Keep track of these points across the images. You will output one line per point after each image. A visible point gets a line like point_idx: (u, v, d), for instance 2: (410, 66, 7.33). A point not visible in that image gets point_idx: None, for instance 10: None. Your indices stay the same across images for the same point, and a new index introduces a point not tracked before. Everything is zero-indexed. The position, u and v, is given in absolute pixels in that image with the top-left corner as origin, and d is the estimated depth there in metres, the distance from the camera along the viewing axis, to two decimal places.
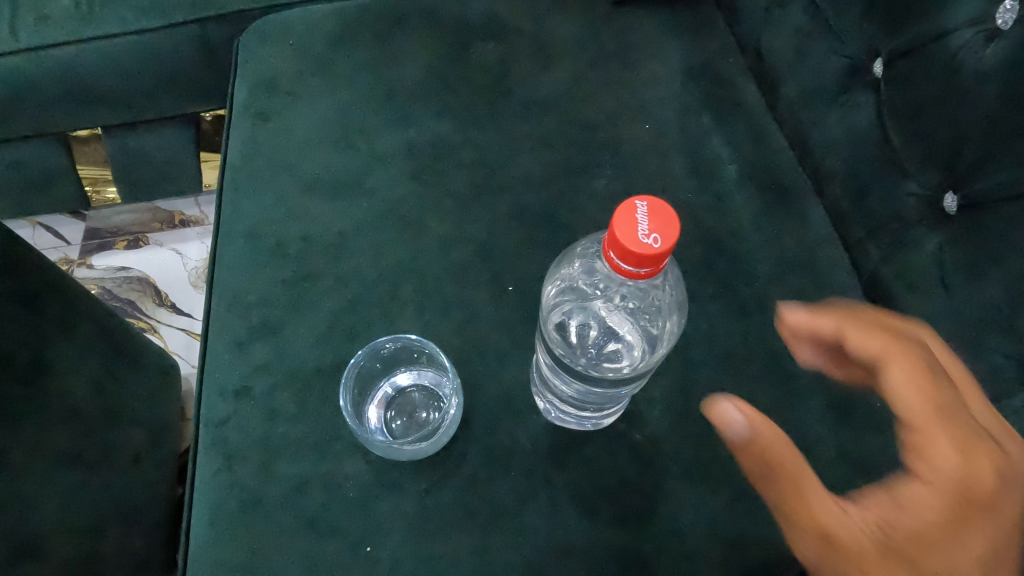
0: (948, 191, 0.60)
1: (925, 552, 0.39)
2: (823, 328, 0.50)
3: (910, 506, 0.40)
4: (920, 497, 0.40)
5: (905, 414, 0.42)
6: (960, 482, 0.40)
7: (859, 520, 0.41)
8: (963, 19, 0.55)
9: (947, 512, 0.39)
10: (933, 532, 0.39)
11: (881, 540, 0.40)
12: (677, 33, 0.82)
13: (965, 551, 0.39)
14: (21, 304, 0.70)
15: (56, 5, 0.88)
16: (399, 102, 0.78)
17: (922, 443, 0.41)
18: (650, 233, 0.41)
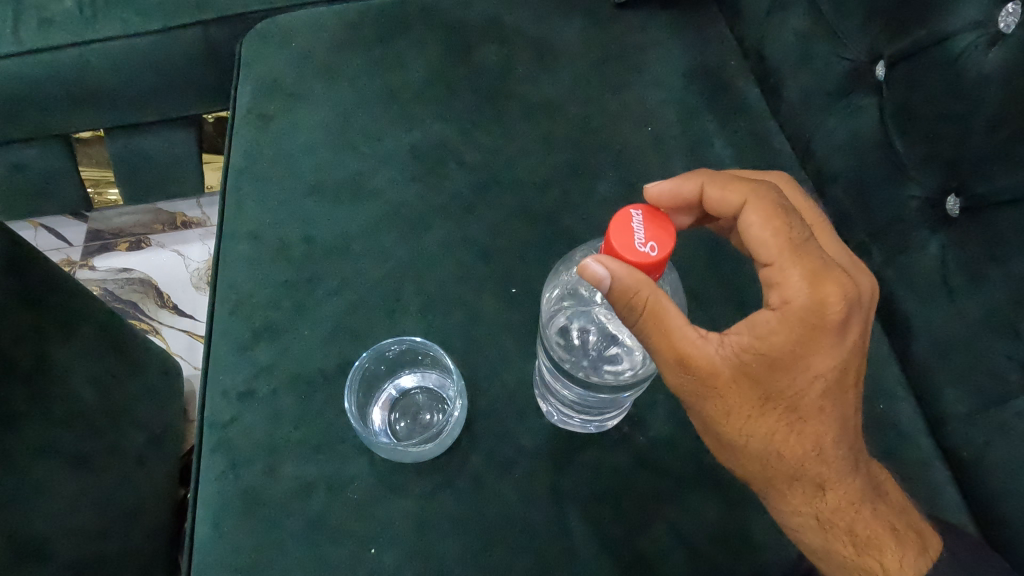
0: (950, 194, 0.60)
1: (786, 401, 0.45)
2: (689, 190, 0.50)
3: (784, 369, 0.43)
4: (793, 362, 0.43)
5: (788, 294, 0.42)
6: (828, 348, 0.43)
7: (731, 376, 0.44)
8: (965, 23, 0.55)
9: (813, 374, 0.43)
10: (801, 390, 0.44)
11: (749, 388, 0.44)
12: (679, 35, 0.82)
13: (819, 398, 0.44)
14: (25, 306, 0.71)
15: (59, 7, 0.88)
16: (402, 104, 0.78)
17: (800, 316, 0.42)
18: (647, 240, 0.43)
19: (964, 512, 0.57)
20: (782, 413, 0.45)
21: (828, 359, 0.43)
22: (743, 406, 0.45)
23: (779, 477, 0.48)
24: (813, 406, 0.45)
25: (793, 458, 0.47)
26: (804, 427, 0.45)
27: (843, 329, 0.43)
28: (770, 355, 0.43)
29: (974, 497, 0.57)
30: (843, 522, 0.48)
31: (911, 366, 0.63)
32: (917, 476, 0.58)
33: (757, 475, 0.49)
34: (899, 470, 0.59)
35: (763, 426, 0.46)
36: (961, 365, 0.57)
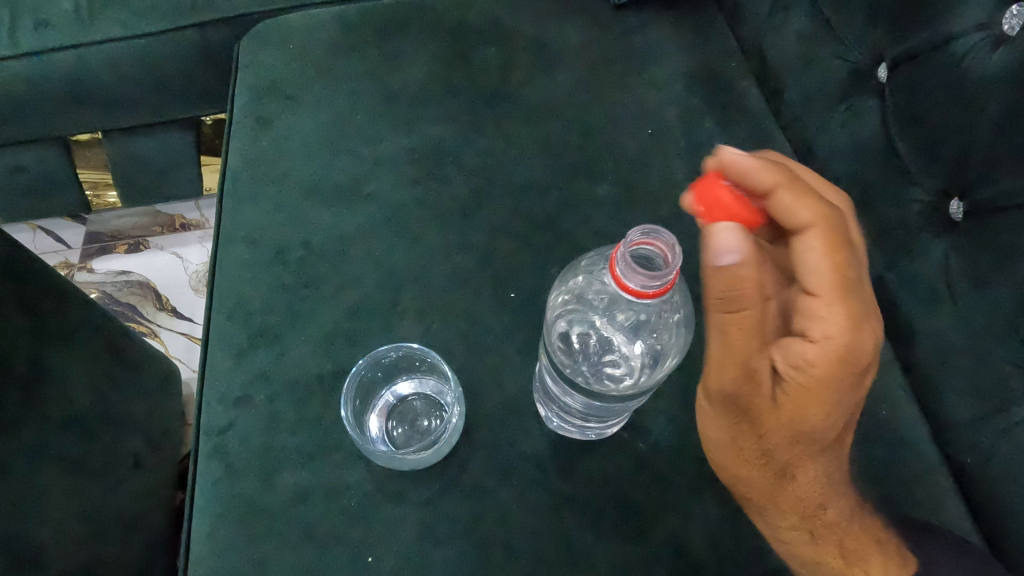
0: (954, 198, 0.59)
1: (810, 432, 0.43)
2: (766, 187, 0.42)
3: (819, 403, 0.41)
4: (830, 397, 0.41)
5: (836, 328, 0.40)
6: (858, 382, 0.42)
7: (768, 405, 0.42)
8: (968, 25, 0.54)
9: (841, 405, 0.42)
10: (826, 421, 0.42)
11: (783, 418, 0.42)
12: (680, 37, 0.81)
13: (837, 427, 0.44)
14: (21, 310, 0.70)
15: (55, 9, 0.87)
16: (401, 107, 0.78)
17: (841, 352, 0.40)
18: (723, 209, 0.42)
19: (968, 521, 0.56)
20: (803, 441, 0.44)
21: (852, 391, 0.42)
22: (772, 435, 0.43)
23: (781, 498, 0.47)
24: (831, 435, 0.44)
25: (797, 479, 0.46)
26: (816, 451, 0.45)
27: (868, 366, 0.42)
28: (807, 387, 0.41)
29: (978, 505, 0.56)
30: (838, 541, 0.48)
31: (914, 371, 0.62)
32: (919, 482, 0.58)
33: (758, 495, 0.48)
34: (901, 477, 0.58)
35: (783, 452, 0.44)
36: (965, 371, 0.57)
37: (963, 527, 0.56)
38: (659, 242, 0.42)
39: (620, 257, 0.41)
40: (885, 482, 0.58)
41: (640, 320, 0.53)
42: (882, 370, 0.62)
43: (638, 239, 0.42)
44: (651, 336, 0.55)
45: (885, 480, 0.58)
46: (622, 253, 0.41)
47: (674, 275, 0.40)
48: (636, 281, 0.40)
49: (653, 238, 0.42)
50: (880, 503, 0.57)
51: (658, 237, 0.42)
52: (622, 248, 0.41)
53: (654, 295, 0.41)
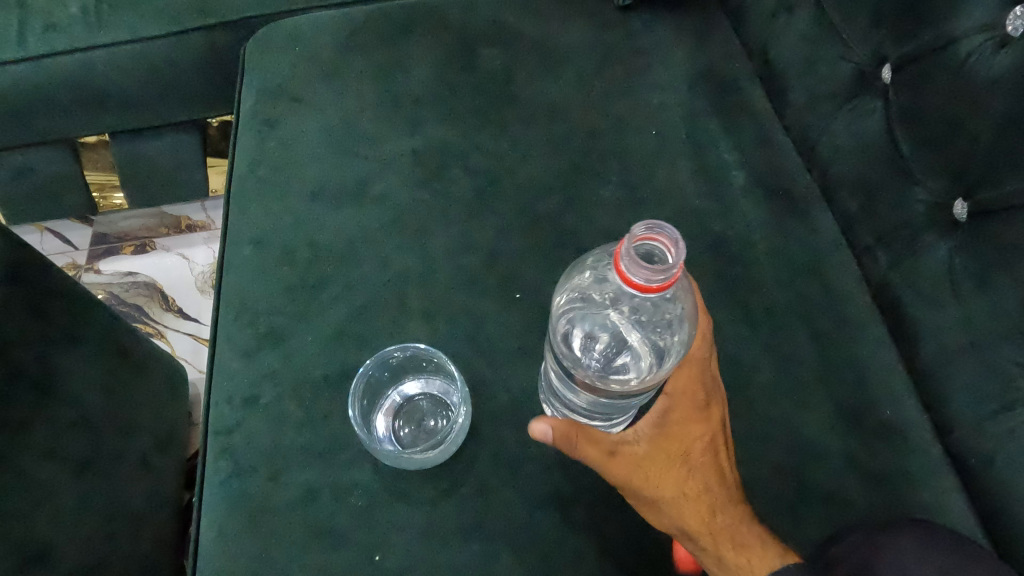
0: (958, 198, 0.59)
1: (680, 456, 0.53)
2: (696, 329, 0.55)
3: (673, 432, 0.53)
4: (686, 429, 0.53)
5: (682, 384, 0.54)
6: (711, 416, 0.54)
7: (644, 446, 0.52)
8: (972, 25, 0.55)
9: (702, 436, 0.53)
10: (690, 447, 0.53)
11: (659, 449, 0.53)
12: (683, 38, 0.82)
13: (703, 454, 0.53)
14: (30, 311, 0.71)
15: (64, 14, 0.88)
16: (406, 108, 0.78)
17: (686, 400, 0.54)
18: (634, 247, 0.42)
19: (974, 521, 0.56)
20: (681, 466, 0.53)
21: (708, 425, 0.54)
22: (652, 462, 0.52)
23: (685, 515, 0.52)
24: (698, 458, 0.53)
25: (685, 495, 0.52)
26: (693, 472, 0.53)
27: (711, 411, 0.54)
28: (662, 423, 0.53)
29: (983, 504, 0.56)
30: (734, 542, 0.52)
31: (919, 371, 0.62)
32: (924, 482, 0.58)
33: (659, 508, 0.53)
34: (906, 476, 0.58)
35: (666, 473, 0.52)
36: (970, 371, 0.57)
37: (968, 527, 0.56)
38: (661, 238, 0.42)
39: (624, 251, 0.40)
40: (889, 481, 0.58)
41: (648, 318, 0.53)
42: (886, 369, 0.63)
43: (642, 234, 0.42)
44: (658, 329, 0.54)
45: (889, 479, 0.58)
46: (625, 249, 0.40)
47: (677, 271, 0.40)
48: (640, 275, 0.40)
49: (657, 233, 0.42)
50: (885, 502, 0.57)
51: (661, 233, 0.42)
52: (625, 243, 0.41)
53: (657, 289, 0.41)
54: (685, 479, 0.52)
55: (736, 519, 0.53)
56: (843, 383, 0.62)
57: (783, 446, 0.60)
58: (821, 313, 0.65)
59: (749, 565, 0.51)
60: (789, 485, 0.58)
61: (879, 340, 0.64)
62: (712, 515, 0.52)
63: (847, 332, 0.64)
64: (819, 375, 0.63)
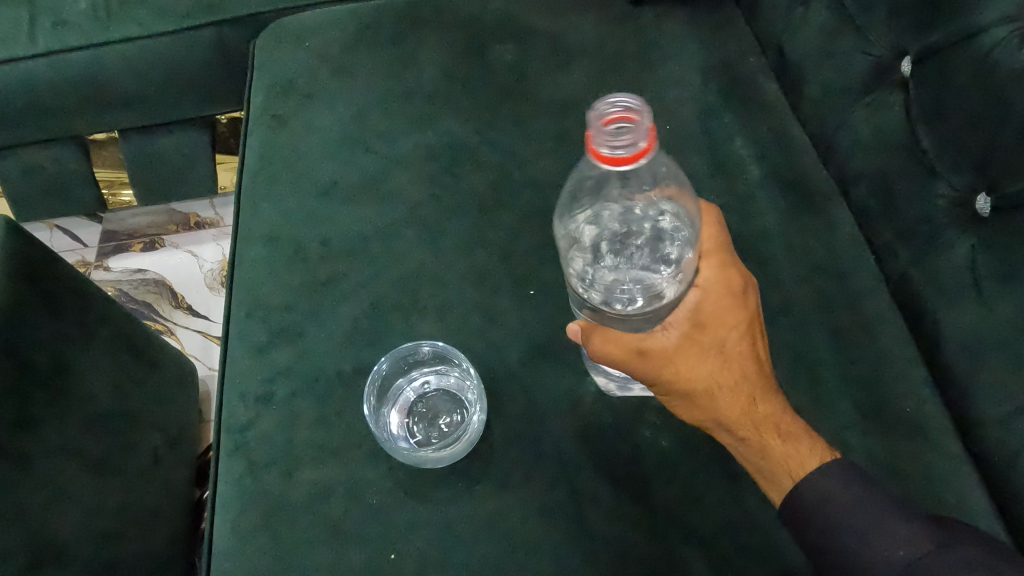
0: (980, 192, 0.59)
1: (717, 345, 0.51)
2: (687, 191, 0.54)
3: (706, 321, 0.50)
4: (721, 321, 0.51)
5: (709, 272, 0.51)
6: (742, 305, 0.51)
7: (673, 339, 0.50)
8: (997, 18, 0.54)
9: (731, 329, 0.51)
10: (726, 338, 0.51)
11: (689, 340, 0.51)
12: (697, 32, 0.81)
13: (738, 341, 0.51)
14: (41, 308, 0.71)
15: (73, 11, 0.88)
16: (417, 103, 0.78)
17: (718, 288, 0.51)
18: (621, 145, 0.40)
19: (997, 519, 0.56)
20: (717, 357, 0.51)
21: (745, 315, 0.51)
22: (683, 353, 0.50)
23: (723, 404, 0.52)
24: (737, 347, 0.51)
25: (723, 390, 0.51)
26: (730, 361, 0.51)
27: (746, 298, 0.52)
28: (693, 312, 0.50)
29: (1007, 502, 0.55)
30: (778, 429, 0.52)
31: (940, 368, 0.61)
32: (948, 480, 0.57)
33: (698, 396, 0.52)
34: (929, 474, 0.57)
35: (702, 367, 0.51)
36: (996, 368, 0.56)
37: (993, 526, 0.55)
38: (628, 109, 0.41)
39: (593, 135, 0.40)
40: (912, 479, 0.57)
41: (653, 235, 0.55)
42: (906, 366, 0.62)
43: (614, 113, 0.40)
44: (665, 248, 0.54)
45: (912, 477, 0.57)
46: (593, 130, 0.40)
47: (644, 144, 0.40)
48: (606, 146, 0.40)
49: (624, 105, 0.41)
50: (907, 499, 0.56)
51: (628, 103, 0.41)
52: (592, 126, 0.40)
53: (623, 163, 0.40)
54: (722, 370, 0.51)
55: (776, 407, 0.52)
56: (863, 380, 0.61)
57: None
58: (839, 309, 0.65)
59: (795, 456, 0.51)
60: None
61: (900, 337, 0.63)
62: (752, 404, 0.52)
63: (867, 329, 0.64)
64: (838, 372, 0.62)
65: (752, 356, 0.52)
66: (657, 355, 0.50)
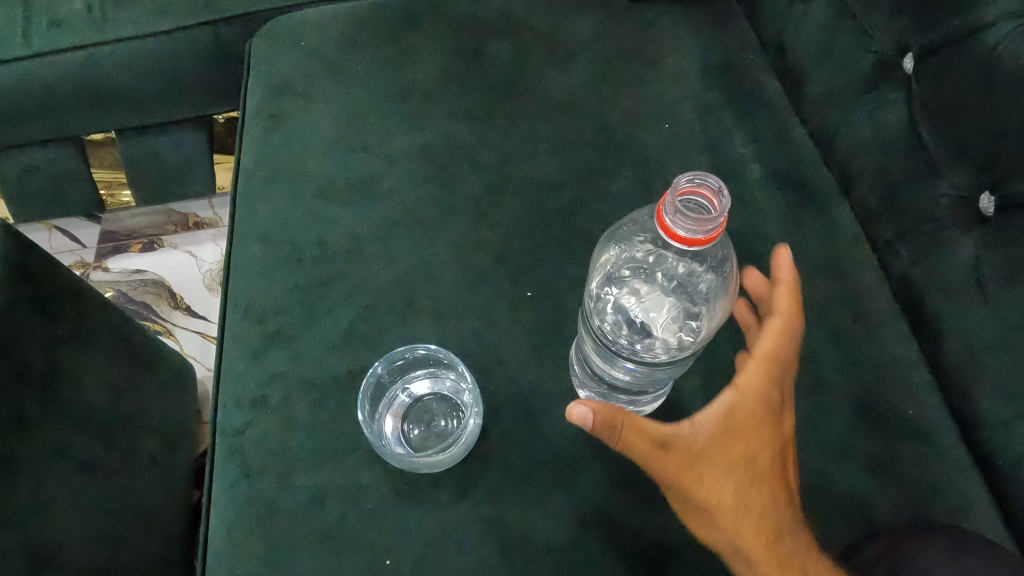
0: (984, 191, 0.58)
1: (746, 458, 0.46)
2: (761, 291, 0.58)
3: (740, 430, 0.46)
4: (754, 430, 0.46)
5: (757, 370, 0.47)
6: (779, 416, 0.47)
7: (700, 441, 0.46)
8: (1000, 13, 0.53)
9: (764, 440, 0.47)
10: (756, 452, 0.46)
11: (717, 446, 0.46)
12: (696, 29, 0.80)
13: (769, 458, 0.47)
14: (36, 311, 0.70)
15: (69, 10, 0.88)
16: (413, 102, 0.77)
17: (759, 392, 0.46)
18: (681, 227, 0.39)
19: (1000, 524, 0.55)
20: (744, 472, 0.46)
21: (777, 431, 0.47)
22: (708, 459, 0.46)
23: (745, 533, 0.46)
24: (767, 467, 0.47)
25: (747, 513, 0.46)
26: (759, 482, 0.46)
27: (782, 415, 0.48)
28: (730, 419, 0.46)
29: (1011, 506, 0.55)
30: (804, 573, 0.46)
31: (942, 370, 0.60)
32: (950, 484, 0.56)
33: (712, 511, 0.46)
34: (931, 478, 0.57)
35: (727, 480, 0.46)
36: (997, 369, 0.55)
37: (996, 531, 0.54)
38: (704, 190, 0.41)
39: (669, 203, 0.40)
40: (914, 483, 0.56)
41: (689, 296, 0.55)
42: (908, 369, 0.61)
43: (685, 185, 0.41)
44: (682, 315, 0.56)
45: (914, 482, 0.56)
46: (670, 199, 0.40)
47: (712, 230, 0.39)
48: (672, 218, 0.39)
49: (699, 185, 0.42)
50: (909, 503, 0.56)
51: (704, 184, 0.41)
52: (670, 194, 0.40)
53: (686, 243, 0.40)
54: (750, 491, 0.46)
55: (801, 547, 0.47)
56: (864, 382, 0.61)
57: (803, 449, 0.58)
58: (840, 310, 0.64)
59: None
60: (810, 486, 0.57)
61: (902, 339, 0.62)
62: (775, 540, 0.46)
63: (868, 330, 0.63)
64: (840, 374, 0.61)
65: (779, 480, 0.47)
66: (677, 454, 0.45)
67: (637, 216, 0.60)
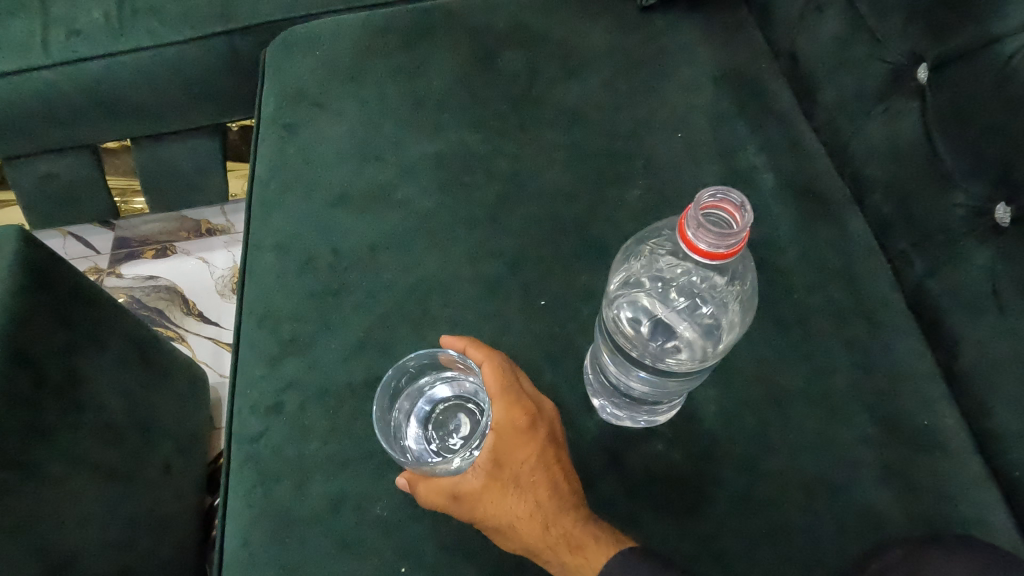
0: (1000, 202, 0.58)
1: (514, 479, 0.51)
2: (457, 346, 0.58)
3: (503, 459, 0.51)
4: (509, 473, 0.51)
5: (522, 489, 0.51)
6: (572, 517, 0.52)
7: (479, 479, 0.51)
8: (1015, 24, 0.53)
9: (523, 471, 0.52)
10: (543, 527, 0.51)
11: (492, 480, 0.51)
12: (708, 39, 0.80)
13: (535, 475, 0.52)
14: (55, 317, 0.71)
15: (87, 20, 0.89)
16: (426, 111, 0.78)
17: (510, 432, 0.51)
18: (701, 241, 0.39)
19: (1017, 536, 0.54)
20: (516, 491, 0.51)
21: (544, 437, 0.53)
22: (488, 493, 0.51)
23: (523, 534, 0.51)
24: (531, 478, 0.52)
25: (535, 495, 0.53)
26: (530, 491, 0.51)
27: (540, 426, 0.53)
28: (492, 450, 0.51)
29: None
30: (570, 546, 0.51)
31: (957, 380, 0.60)
32: (966, 495, 0.56)
33: (498, 527, 0.51)
34: (946, 488, 0.56)
35: (505, 502, 0.51)
36: (1013, 382, 0.55)
37: (1012, 542, 0.54)
38: (727, 204, 0.41)
39: (691, 217, 0.40)
40: (929, 495, 0.56)
41: (707, 308, 0.56)
42: (924, 379, 0.61)
43: (707, 200, 0.42)
44: (697, 325, 0.56)
45: (930, 493, 0.56)
46: (693, 213, 0.40)
47: (735, 243, 0.39)
48: (699, 234, 0.39)
49: (722, 200, 0.42)
50: (924, 514, 0.56)
51: (727, 199, 0.42)
52: (692, 208, 0.40)
53: (710, 257, 0.40)
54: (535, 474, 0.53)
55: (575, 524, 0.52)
56: (878, 392, 0.60)
57: (817, 460, 0.58)
58: (855, 319, 0.64)
59: (585, 565, 0.50)
60: (823, 496, 0.57)
61: (917, 349, 0.62)
62: (545, 528, 0.51)
63: (883, 340, 0.63)
64: (853, 384, 0.61)
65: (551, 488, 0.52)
66: (468, 498, 0.51)
67: (659, 226, 0.60)
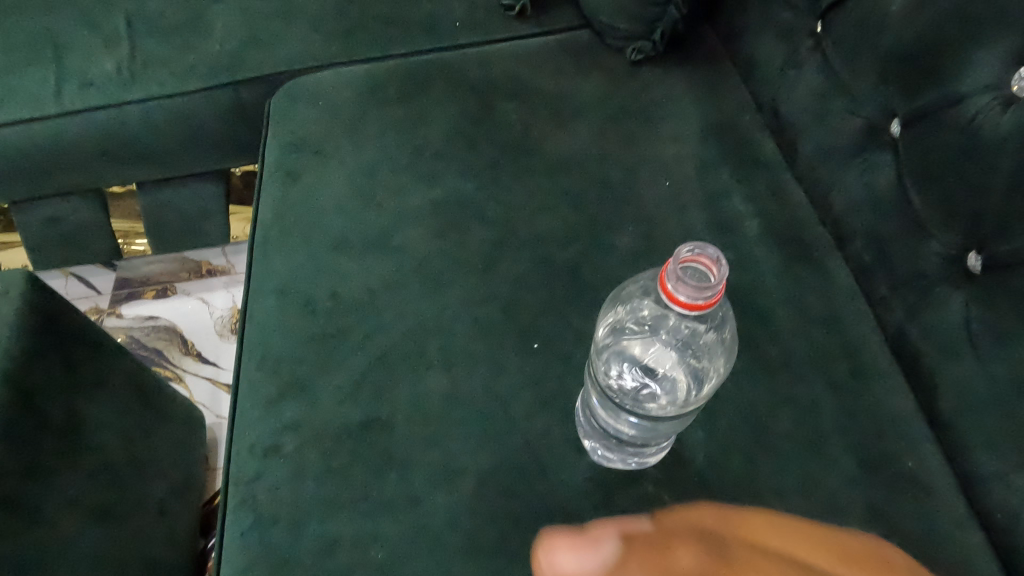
0: (971, 251, 0.60)
1: None
2: None
3: None
4: None
5: None
6: None
7: None
8: (978, 86, 0.57)
9: None
10: None
11: None
12: (694, 93, 0.84)
13: None
14: (57, 359, 0.72)
15: (99, 71, 0.93)
16: (425, 160, 0.81)
17: None
18: (679, 293, 0.42)
19: None
20: None
21: None
22: None
23: None
24: None
25: None
26: None
27: None
28: None
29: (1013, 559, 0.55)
30: None
31: (939, 422, 0.62)
32: (951, 535, 0.57)
33: None
34: (932, 530, 0.57)
35: None
36: (993, 423, 0.57)
37: None
38: (704, 258, 0.44)
39: (671, 271, 0.42)
40: (916, 536, 0.57)
41: (692, 353, 0.59)
42: (907, 421, 0.62)
43: (686, 254, 0.44)
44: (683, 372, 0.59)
45: (916, 534, 0.57)
46: (673, 267, 0.42)
47: (712, 296, 0.41)
48: (679, 287, 0.41)
49: (699, 254, 0.44)
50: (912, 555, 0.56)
51: (704, 253, 0.44)
52: (671, 263, 0.43)
53: (690, 309, 0.42)
54: None
55: None
56: (863, 434, 0.62)
57: (807, 502, 0.59)
58: (839, 362, 0.66)
59: None
60: None
61: (899, 391, 0.64)
62: None
63: (866, 382, 0.64)
64: (839, 426, 0.62)
65: None
66: None
67: (639, 280, 0.64)
